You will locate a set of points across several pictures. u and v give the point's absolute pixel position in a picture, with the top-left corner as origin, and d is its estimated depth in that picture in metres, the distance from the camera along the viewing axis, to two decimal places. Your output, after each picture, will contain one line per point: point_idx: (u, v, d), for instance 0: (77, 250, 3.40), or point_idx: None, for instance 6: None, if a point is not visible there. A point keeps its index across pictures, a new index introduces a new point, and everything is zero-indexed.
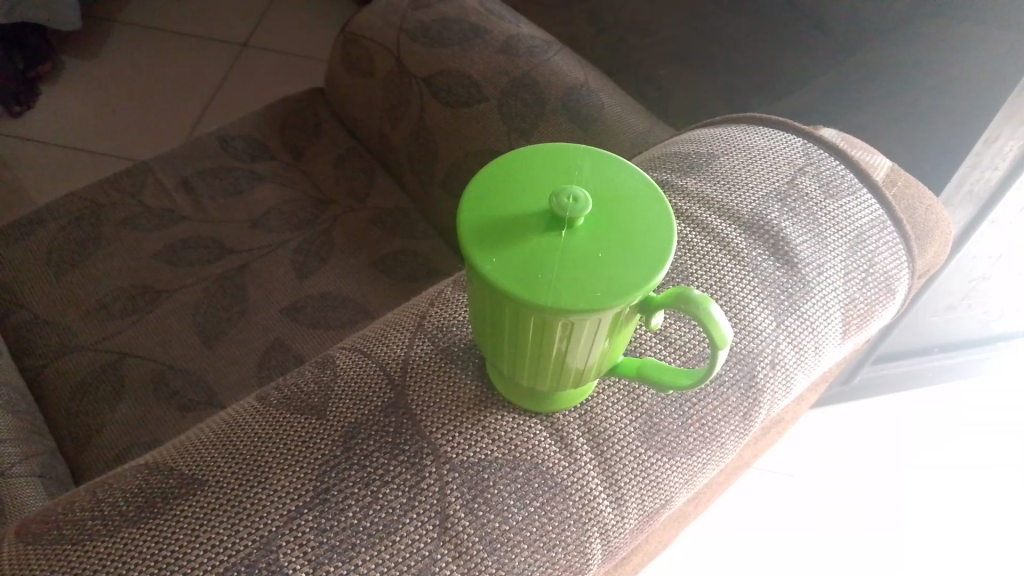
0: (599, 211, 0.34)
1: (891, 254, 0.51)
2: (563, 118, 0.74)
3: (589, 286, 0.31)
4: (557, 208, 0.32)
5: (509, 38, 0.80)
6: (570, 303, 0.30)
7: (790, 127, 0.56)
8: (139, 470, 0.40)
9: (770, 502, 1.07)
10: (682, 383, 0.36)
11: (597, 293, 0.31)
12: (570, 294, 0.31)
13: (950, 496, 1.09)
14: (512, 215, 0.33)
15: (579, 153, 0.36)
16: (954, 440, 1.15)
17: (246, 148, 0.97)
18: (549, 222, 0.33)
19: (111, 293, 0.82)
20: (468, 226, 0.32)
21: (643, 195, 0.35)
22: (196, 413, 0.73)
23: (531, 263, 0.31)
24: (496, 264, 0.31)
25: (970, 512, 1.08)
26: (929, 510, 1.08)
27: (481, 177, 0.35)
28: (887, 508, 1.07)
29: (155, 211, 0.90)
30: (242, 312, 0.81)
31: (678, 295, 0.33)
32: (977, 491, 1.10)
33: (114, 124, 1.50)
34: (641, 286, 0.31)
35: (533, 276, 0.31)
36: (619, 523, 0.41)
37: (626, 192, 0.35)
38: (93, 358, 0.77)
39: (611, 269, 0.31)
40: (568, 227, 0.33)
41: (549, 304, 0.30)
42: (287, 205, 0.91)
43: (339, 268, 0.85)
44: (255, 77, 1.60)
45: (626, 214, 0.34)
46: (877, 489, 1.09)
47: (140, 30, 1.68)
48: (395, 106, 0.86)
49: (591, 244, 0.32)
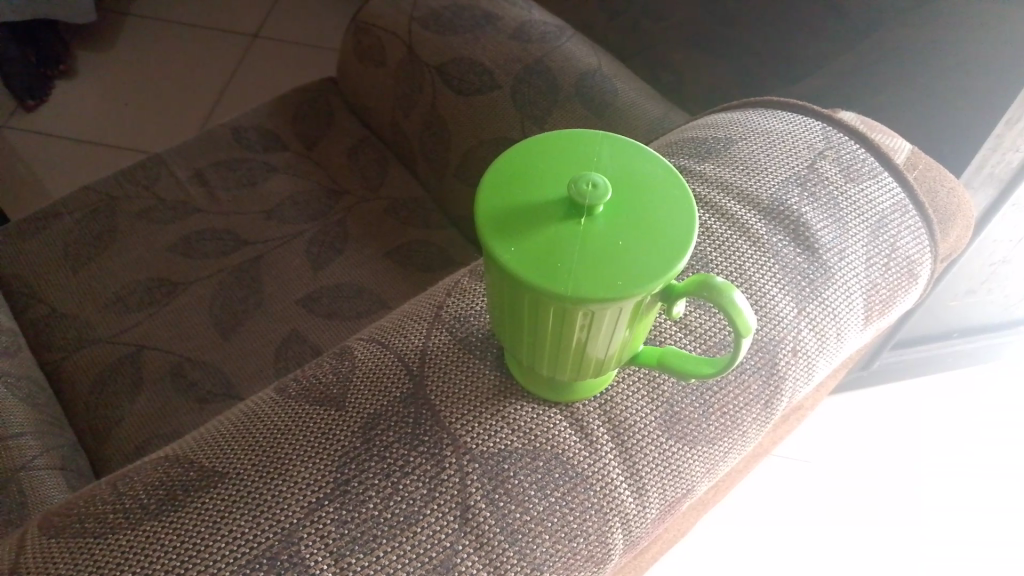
0: (619, 200, 0.33)
1: (913, 238, 0.50)
2: (576, 105, 0.74)
3: (609, 273, 0.31)
4: (576, 195, 0.31)
5: (521, 25, 0.79)
6: (591, 291, 0.30)
7: (810, 110, 0.55)
8: (159, 463, 0.41)
9: (785, 489, 1.07)
10: (704, 371, 0.35)
11: (617, 280, 0.30)
12: (590, 282, 0.30)
13: (970, 485, 1.08)
14: (530, 204, 0.32)
15: (596, 139, 0.36)
16: (973, 427, 1.14)
17: (258, 138, 0.97)
18: (568, 211, 0.32)
19: (128, 286, 0.83)
20: (485, 216, 0.32)
21: (662, 182, 0.34)
22: (213, 405, 0.73)
23: (550, 251, 0.31)
24: (515, 254, 0.31)
25: (991, 502, 1.07)
26: (949, 499, 1.06)
27: (496, 164, 0.34)
28: (906, 500, 1.06)
29: (169, 203, 0.90)
30: (257, 303, 0.81)
31: (704, 280, 0.33)
32: (997, 478, 1.09)
33: (129, 117, 1.50)
34: (662, 274, 0.31)
35: (554, 265, 0.31)
36: (640, 513, 0.40)
37: (648, 177, 0.34)
38: (110, 351, 0.78)
39: (633, 257, 0.31)
40: (588, 215, 0.32)
41: (568, 293, 0.30)
42: (301, 196, 0.91)
43: (355, 258, 0.85)
44: (268, 67, 1.60)
45: (646, 201, 0.33)
46: (895, 477, 1.08)
47: (151, 22, 1.68)
48: (406, 94, 0.86)
49: (611, 232, 0.32)
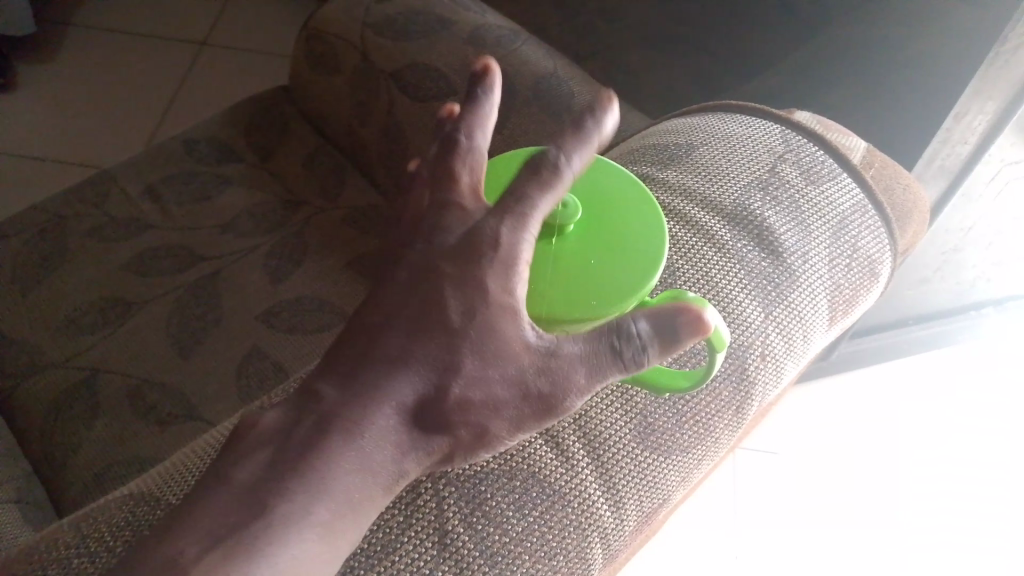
0: (587, 220, 0.38)
1: (873, 238, 0.51)
2: (533, 109, 0.74)
3: (584, 290, 0.36)
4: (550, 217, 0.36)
5: (476, 29, 0.79)
6: (570, 308, 0.36)
7: (767, 113, 0.55)
8: (125, 503, 0.40)
9: (755, 484, 1.08)
10: (681, 385, 0.38)
11: (592, 297, 0.36)
12: (568, 299, 0.36)
13: (935, 467, 1.10)
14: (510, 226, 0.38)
15: (573, 166, 0.41)
16: (937, 410, 1.15)
17: (211, 150, 0.95)
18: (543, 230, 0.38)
19: (81, 307, 0.80)
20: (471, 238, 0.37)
21: (623, 199, 0.40)
22: (175, 427, 0.72)
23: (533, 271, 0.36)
24: None
25: (955, 485, 1.08)
26: (915, 483, 1.08)
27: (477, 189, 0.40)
28: (874, 486, 1.07)
29: (121, 220, 0.88)
30: (216, 320, 0.79)
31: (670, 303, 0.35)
32: (961, 460, 1.11)
33: (74, 130, 1.46)
34: (630, 289, 0.37)
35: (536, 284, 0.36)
36: (618, 526, 0.40)
37: (621, 204, 0.39)
38: (66, 375, 0.76)
39: (602, 277, 0.36)
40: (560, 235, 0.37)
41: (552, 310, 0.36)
42: (257, 208, 0.89)
43: (314, 269, 0.83)
44: (218, 74, 1.56)
45: (607, 219, 0.39)
46: (862, 464, 1.09)
47: (94, 31, 1.63)
48: (361, 102, 0.85)
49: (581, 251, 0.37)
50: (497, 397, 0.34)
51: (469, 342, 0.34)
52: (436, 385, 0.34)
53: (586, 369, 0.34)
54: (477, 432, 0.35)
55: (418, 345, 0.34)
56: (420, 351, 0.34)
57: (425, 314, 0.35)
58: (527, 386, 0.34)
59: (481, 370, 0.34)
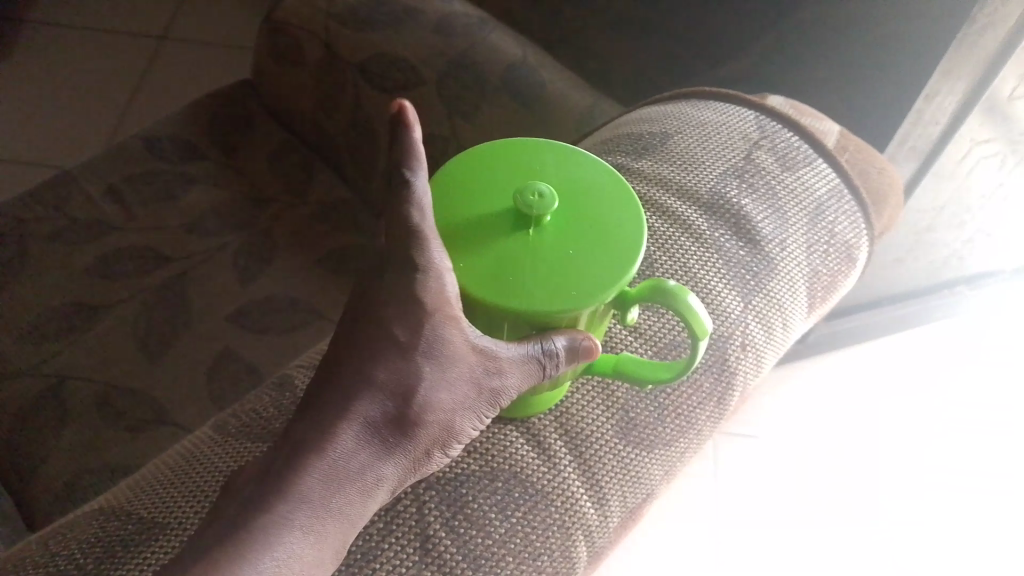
0: (567, 208, 0.34)
1: (849, 222, 0.50)
2: (503, 99, 0.73)
3: (563, 287, 0.32)
4: (524, 207, 0.32)
5: (444, 19, 0.77)
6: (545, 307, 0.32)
7: (741, 99, 0.55)
8: (93, 516, 0.38)
9: (744, 472, 1.06)
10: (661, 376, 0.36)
11: (571, 294, 0.32)
12: (544, 297, 0.32)
13: (920, 445, 1.08)
14: (478, 217, 0.34)
15: (543, 147, 0.37)
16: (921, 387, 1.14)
17: (173, 147, 0.92)
18: (515, 220, 0.34)
19: (43, 313, 0.78)
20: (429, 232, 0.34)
21: (609, 185, 0.36)
22: (147, 433, 0.70)
23: (502, 264, 0.32)
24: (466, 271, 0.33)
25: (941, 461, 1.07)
26: (900, 464, 1.07)
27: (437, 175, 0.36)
28: (859, 467, 1.06)
29: (82, 221, 0.86)
30: (185, 322, 0.77)
31: (652, 284, 0.34)
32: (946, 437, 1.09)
33: (34, 130, 1.43)
34: (614, 284, 0.32)
35: (507, 279, 0.32)
36: (602, 523, 0.40)
37: (600, 187, 0.35)
38: (31, 383, 0.74)
39: (585, 267, 0.33)
40: (535, 224, 0.33)
41: (523, 309, 0.32)
42: (223, 206, 0.87)
43: (285, 268, 0.81)
44: (178, 69, 1.53)
45: (590, 205, 0.35)
46: (846, 445, 1.08)
47: (48, 26, 1.59)
48: (328, 96, 0.83)
49: (561, 242, 0.33)
50: (456, 399, 0.35)
51: (423, 353, 0.34)
52: (395, 402, 0.34)
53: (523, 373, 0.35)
54: (443, 428, 0.35)
55: (374, 364, 0.34)
56: (379, 370, 0.34)
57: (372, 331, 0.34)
58: (480, 383, 0.35)
59: (438, 376, 0.34)
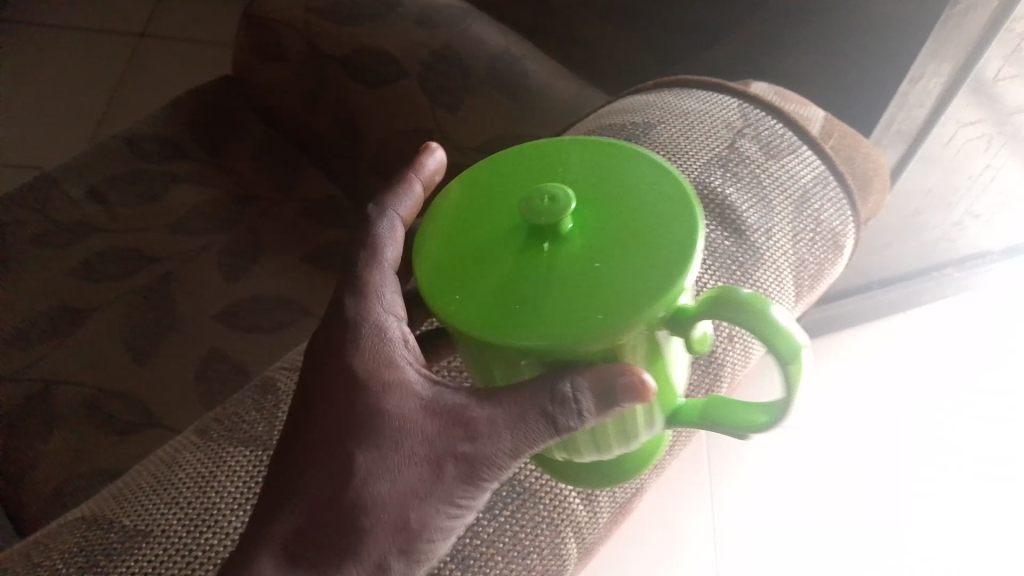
0: (593, 209, 0.29)
1: (835, 209, 0.50)
2: (488, 91, 0.71)
3: (583, 306, 0.27)
4: (529, 214, 0.28)
5: (423, 9, 0.76)
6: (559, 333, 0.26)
7: (723, 87, 0.54)
8: (78, 525, 0.39)
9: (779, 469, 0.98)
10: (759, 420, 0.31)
11: (594, 316, 0.26)
12: (559, 322, 0.27)
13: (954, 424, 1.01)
14: (486, 243, 0.29)
15: (564, 150, 0.32)
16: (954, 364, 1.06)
17: (156, 147, 0.91)
18: (529, 238, 0.29)
19: (29, 318, 0.78)
20: (427, 271, 0.29)
21: (644, 178, 0.30)
22: (136, 436, 0.70)
23: (510, 290, 0.28)
24: (467, 303, 0.28)
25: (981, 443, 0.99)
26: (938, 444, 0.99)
27: (441, 199, 0.32)
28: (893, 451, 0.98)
29: (66, 225, 0.85)
30: (172, 323, 0.77)
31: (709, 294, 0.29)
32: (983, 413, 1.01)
33: (22, 135, 1.42)
34: (645, 293, 0.26)
35: (515, 307, 0.27)
36: (592, 518, 0.40)
37: (645, 189, 0.30)
38: (18, 390, 0.73)
39: (611, 287, 0.27)
40: (552, 238, 0.28)
41: (534, 340, 0.27)
42: (208, 205, 0.86)
43: (272, 266, 0.80)
44: (162, 63, 1.50)
45: (621, 205, 0.29)
46: (877, 427, 1.01)
47: (34, 30, 1.59)
48: (311, 91, 0.82)
49: (583, 253, 0.28)
50: (404, 477, 0.32)
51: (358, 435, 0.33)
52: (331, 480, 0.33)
53: (504, 435, 0.31)
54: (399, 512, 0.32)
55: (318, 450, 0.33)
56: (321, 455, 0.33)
57: (327, 404, 0.34)
58: (428, 456, 0.32)
59: (379, 454, 0.32)
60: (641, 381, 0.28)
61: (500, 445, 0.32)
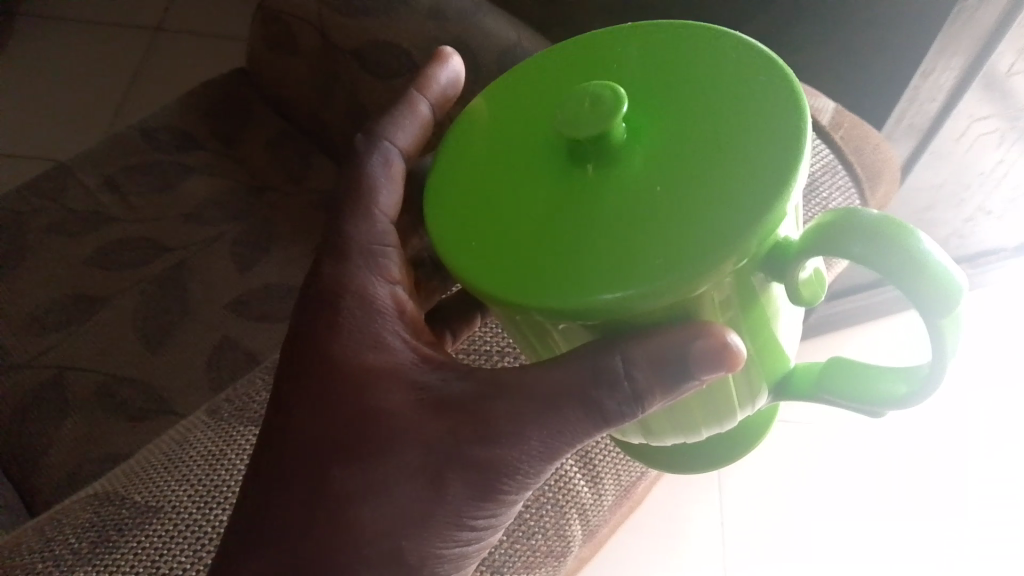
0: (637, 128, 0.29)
1: (843, 198, 0.52)
2: None
3: (629, 239, 0.28)
4: (574, 129, 0.28)
5: (437, 2, 0.75)
6: (606, 274, 0.27)
7: None
8: (89, 502, 0.42)
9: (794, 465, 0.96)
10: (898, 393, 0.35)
11: (641, 253, 0.27)
12: (606, 260, 0.27)
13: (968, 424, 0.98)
14: (529, 181, 0.30)
15: (600, 68, 0.33)
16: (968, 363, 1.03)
17: (170, 138, 0.92)
18: (575, 165, 0.29)
19: (44, 306, 0.79)
20: (464, 221, 0.31)
21: (686, 87, 0.30)
22: (148, 423, 0.70)
23: (560, 229, 0.29)
24: (513, 249, 0.29)
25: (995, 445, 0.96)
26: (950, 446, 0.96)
27: (480, 142, 0.33)
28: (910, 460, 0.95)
29: (81, 214, 0.86)
30: (184, 312, 0.77)
31: (821, 225, 0.30)
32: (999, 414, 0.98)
33: (40, 125, 1.44)
34: (692, 221, 0.27)
35: (563, 249, 0.28)
36: (596, 502, 0.45)
37: (702, 86, 0.30)
38: (33, 375, 0.75)
39: (689, 212, 0.27)
40: (596, 164, 0.29)
41: (581, 280, 0.27)
42: (221, 196, 0.87)
43: (283, 256, 0.81)
44: (179, 52, 1.51)
45: (665, 120, 0.29)
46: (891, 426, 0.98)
47: (54, 21, 1.61)
48: (323, 83, 0.82)
49: (629, 181, 0.28)
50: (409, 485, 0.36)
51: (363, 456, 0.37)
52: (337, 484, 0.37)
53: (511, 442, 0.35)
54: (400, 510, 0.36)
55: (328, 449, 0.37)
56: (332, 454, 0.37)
57: (344, 409, 0.38)
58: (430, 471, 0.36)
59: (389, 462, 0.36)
60: (726, 342, 0.30)
61: (516, 446, 0.35)
